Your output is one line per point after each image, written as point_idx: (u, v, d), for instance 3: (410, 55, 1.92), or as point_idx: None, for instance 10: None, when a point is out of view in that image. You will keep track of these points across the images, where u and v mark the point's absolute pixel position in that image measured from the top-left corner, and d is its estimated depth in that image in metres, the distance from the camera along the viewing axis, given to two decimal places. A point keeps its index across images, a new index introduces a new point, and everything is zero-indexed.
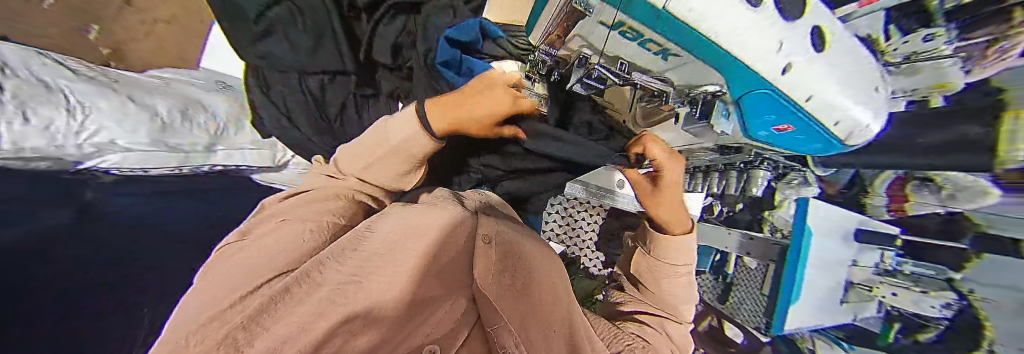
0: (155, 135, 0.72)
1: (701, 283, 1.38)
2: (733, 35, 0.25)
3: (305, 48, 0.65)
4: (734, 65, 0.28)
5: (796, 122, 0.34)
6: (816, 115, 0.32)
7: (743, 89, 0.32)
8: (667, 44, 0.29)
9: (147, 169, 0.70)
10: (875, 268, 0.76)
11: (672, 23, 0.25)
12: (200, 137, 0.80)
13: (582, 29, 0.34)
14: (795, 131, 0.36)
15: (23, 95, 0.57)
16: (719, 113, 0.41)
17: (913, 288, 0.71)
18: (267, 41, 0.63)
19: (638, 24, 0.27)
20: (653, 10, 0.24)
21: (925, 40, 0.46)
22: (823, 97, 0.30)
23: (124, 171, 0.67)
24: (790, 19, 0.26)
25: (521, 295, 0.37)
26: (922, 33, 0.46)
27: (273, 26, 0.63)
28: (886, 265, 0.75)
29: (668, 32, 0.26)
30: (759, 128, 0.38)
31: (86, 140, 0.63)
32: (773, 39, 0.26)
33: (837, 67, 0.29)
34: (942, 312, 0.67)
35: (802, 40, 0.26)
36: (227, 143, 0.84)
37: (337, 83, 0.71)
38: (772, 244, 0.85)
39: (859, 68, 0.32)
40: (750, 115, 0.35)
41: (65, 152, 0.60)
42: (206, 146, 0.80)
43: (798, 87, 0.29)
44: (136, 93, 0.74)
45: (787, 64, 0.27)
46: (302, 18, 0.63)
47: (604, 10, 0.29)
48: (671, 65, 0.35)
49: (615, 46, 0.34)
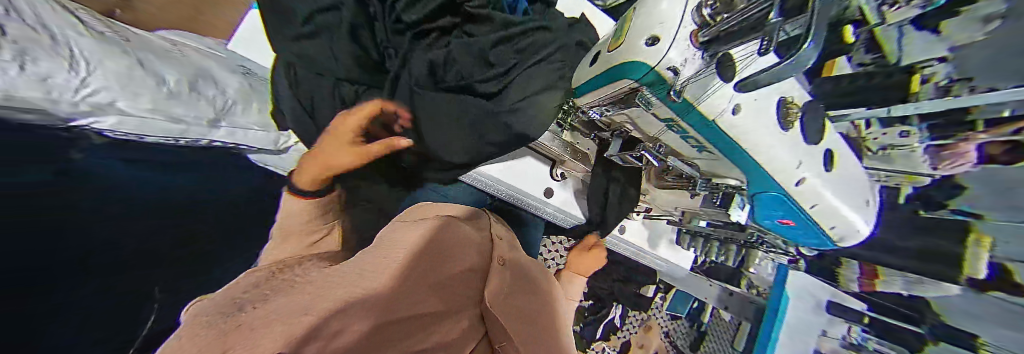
0: (158, 102, 0.55)
1: (676, 327, 1.31)
2: (766, 151, 0.28)
3: (349, 58, 0.52)
4: (751, 169, 0.31)
5: (801, 221, 0.36)
6: (821, 220, 0.35)
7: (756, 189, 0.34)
8: (704, 142, 0.32)
9: (143, 136, 0.55)
10: None
11: (708, 128, 0.28)
12: (208, 110, 0.65)
13: (632, 111, 0.35)
14: (798, 227, 0.38)
15: (27, 43, 0.38)
16: (738, 203, 0.39)
17: None
18: (309, 42, 0.52)
19: (685, 123, 0.30)
20: (704, 121, 0.28)
21: (902, 135, 0.44)
22: (826, 205, 0.33)
23: (121, 135, 0.52)
24: (813, 141, 0.30)
25: (510, 316, 0.39)
26: (898, 128, 0.44)
27: (318, 32, 0.52)
28: None
29: (708, 133, 0.29)
30: (765, 217, 0.39)
31: (82, 98, 0.44)
32: (798, 158, 0.29)
33: (836, 185, 0.32)
34: None
35: (815, 162, 0.30)
36: (229, 119, 0.69)
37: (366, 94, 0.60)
38: (750, 302, 0.86)
39: (859, 190, 0.36)
40: (761, 209, 0.38)
41: (58, 108, 0.42)
42: (211, 121, 0.65)
43: (807, 193, 0.31)
44: (148, 59, 0.57)
45: (800, 177, 0.30)
46: (350, 24, 0.52)
47: (659, 108, 0.30)
48: (703, 156, 0.36)
49: (659, 133, 0.36)
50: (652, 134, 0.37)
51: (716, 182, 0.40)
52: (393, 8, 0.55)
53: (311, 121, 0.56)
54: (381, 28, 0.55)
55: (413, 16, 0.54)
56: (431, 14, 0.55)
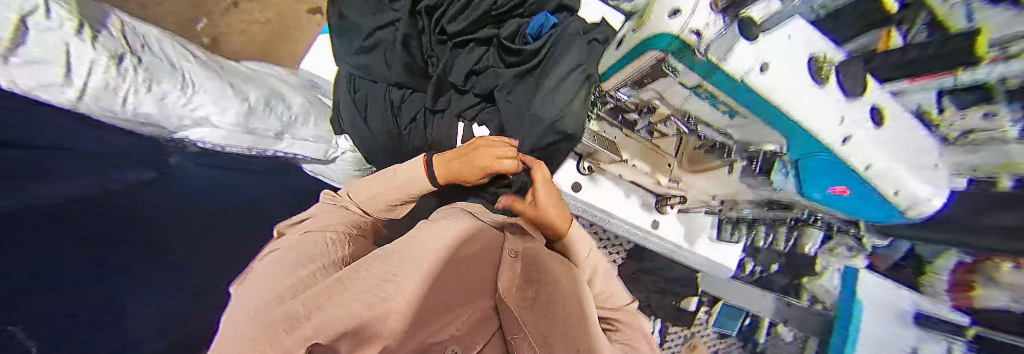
0: (242, 116, 0.64)
1: None
2: (807, 110, 0.23)
3: (401, 66, 0.60)
4: (794, 133, 0.26)
5: (856, 189, 0.28)
6: (879, 185, 0.27)
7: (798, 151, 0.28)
8: (737, 110, 0.27)
9: (225, 146, 0.66)
10: None
11: (740, 91, 0.23)
12: (275, 124, 0.72)
13: (658, 84, 0.31)
14: (852, 197, 0.30)
15: (155, 72, 0.54)
16: (779, 171, 0.34)
17: None
18: (370, 54, 0.61)
19: (716, 90, 0.25)
20: (729, 80, 0.23)
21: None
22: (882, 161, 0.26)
23: (208, 146, 0.64)
24: (855, 96, 0.24)
25: (531, 305, 0.35)
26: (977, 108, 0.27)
27: (378, 44, 0.61)
28: None
29: (745, 101, 0.25)
30: (811, 191, 0.31)
31: (186, 113, 0.57)
32: (837, 114, 0.24)
33: (892, 145, 0.26)
34: None
35: (861, 112, 0.24)
36: (293, 132, 0.76)
37: (414, 97, 0.65)
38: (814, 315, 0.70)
39: (916, 147, 0.27)
40: (804, 179, 0.31)
41: (168, 122, 0.55)
42: (277, 134, 0.73)
43: (859, 153, 0.25)
44: (237, 81, 0.68)
45: (847, 134, 0.25)
46: (402, 37, 0.59)
47: (685, 75, 0.26)
48: (734, 123, 0.31)
49: (686, 105, 0.32)
50: (677, 108, 0.34)
51: (751, 148, 0.35)
52: (439, 22, 0.60)
53: (363, 120, 0.63)
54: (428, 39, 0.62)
55: (455, 28, 0.59)
56: (469, 27, 0.59)
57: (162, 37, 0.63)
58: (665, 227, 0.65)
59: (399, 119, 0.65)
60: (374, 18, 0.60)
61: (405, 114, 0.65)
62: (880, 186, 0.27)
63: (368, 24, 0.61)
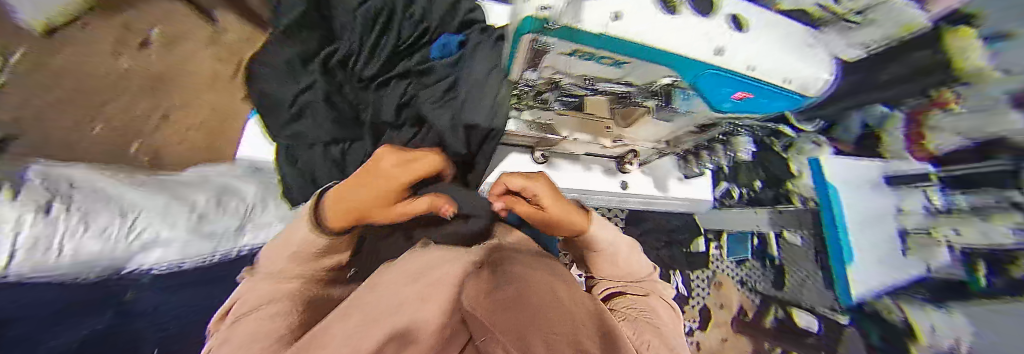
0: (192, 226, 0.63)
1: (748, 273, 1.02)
2: (670, 38, 0.25)
3: (331, 122, 0.59)
4: (677, 62, 0.28)
5: (755, 88, 0.31)
6: (770, 77, 0.29)
7: (692, 77, 0.30)
8: (619, 58, 0.28)
9: (184, 262, 0.61)
10: (926, 207, 0.59)
11: (609, 42, 0.25)
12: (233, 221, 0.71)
13: (549, 61, 0.33)
14: (756, 96, 0.32)
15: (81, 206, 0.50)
16: (682, 97, 0.36)
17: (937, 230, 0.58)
18: (297, 122, 0.59)
19: (590, 49, 0.27)
20: (596, 37, 0.25)
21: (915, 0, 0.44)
22: (757, 57, 0.28)
23: (166, 269, 0.59)
24: (707, 12, 0.27)
25: (508, 307, 0.22)
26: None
27: (302, 110, 0.58)
28: (936, 202, 0.58)
29: (618, 48, 0.26)
30: (718, 102, 0.34)
31: (132, 241, 0.55)
32: (702, 32, 0.26)
33: (760, 43, 0.28)
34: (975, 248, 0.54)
35: (718, 25, 0.27)
36: (252, 222, 0.75)
37: (356, 147, 0.63)
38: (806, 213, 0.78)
39: (784, 35, 0.30)
40: (712, 96, 0.33)
41: (115, 255, 0.52)
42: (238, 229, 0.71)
43: (734, 59, 0.27)
44: (178, 192, 0.66)
45: (716, 46, 0.27)
46: (326, 96, 0.58)
47: (558, 45, 0.28)
48: (625, 73, 0.33)
49: (576, 69, 0.33)
50: (572, 75, 0.35)
51: (648, 86, 0.35)
52: (355, 69, 0.62)
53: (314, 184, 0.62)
54: (351, 89, 0.63)
55: (370, 71, 0.60)
56: (383, 69, 0.61)
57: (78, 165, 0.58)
58: (635, 184, 0.64)
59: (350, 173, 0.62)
60: (290, 83, 0.58)
61: (352, 167, 0.61)
62: (772, 81, 0.30)
63: (285, 92, 0.58)
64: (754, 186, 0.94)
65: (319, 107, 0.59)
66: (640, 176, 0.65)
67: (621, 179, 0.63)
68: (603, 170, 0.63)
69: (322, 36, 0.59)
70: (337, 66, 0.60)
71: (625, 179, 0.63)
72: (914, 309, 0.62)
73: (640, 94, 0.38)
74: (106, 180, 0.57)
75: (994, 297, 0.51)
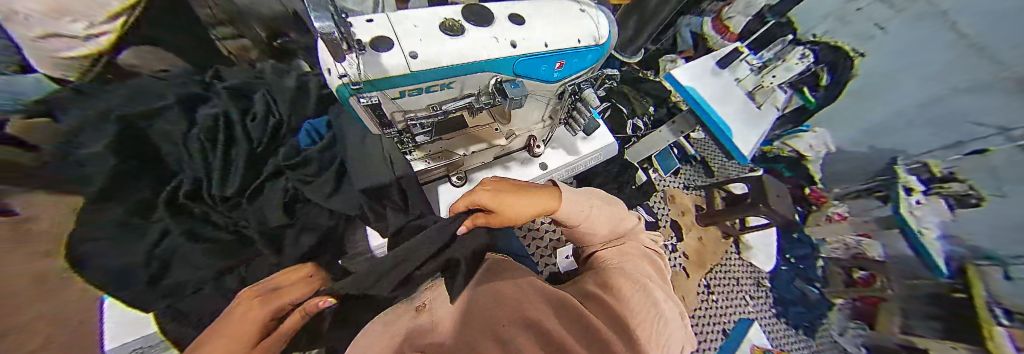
0: None
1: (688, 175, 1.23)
2: (466, 51, 0.30)
3: (210, 259, 0.47)
4: (490, 65, 0.32)
5: (562, 55, 0.37)
6: (565, 45, 0.37)
7: (511, 69, 0.34)
8: (443, 82, 0.31)
9: None
10: (752, 68, 0.93)
11: (420, 74, 0.28)
12: None
13: (392, 109, 0.34)
14: (567, 60, 0.39)
15: None
16: (511, 86, 0.35)
17: (762, 70, 0.92)
18: (167, 279, 0.45)
19: (412, 86, 0.30)
20: (408, 74, 0.28)
21: None
22: (544, 36, 0.35)
23: None
24: (485, 22, 0.32)
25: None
26: None
27: (167, 264, 0.45)
28: (754, 63, 0.94)
29: (434, 75, 0.29)
30: (550, 76, 0.40)
31: None
32: (490, 36, 0.31)
33: (540, 26, 0.35)
34: (806, 60, 0.88)
35: (500, 27, 0.32)
36: None
37: (257, 267, 0.50)
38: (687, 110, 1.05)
39: (555, 13, 0.38)
40: (540, 75, 0.38)
41: None
42: None
43: (528, 44, 0.33)
44: None
45: (510, 41, 0.32)
46: (191, 235, 0.48)
47: (384, 94, 0.30)
48: (460, 90, 0.35)
49: (421, 105, 0.35)
50: (421, 112, 0.36)
51: (488, 89, 0.36)
52: (210, 193, 0.52)
53: None
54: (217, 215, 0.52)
55: (233, 187, 0.53)
56: (247, 179, 0.55)
57: None
58: (551, 161, 0.67)
59: None
60: (135, 242, 0.45)
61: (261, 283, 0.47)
62: (567, 46, 0.37)
63: (126, 255, 0.44)
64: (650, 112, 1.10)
65: (188, 251, 0.47)
66: (551, 152, 0.68)
67: (538, 163, 0.65)
68: (518, 163, 0.64)
69: (155, 181, 0.51)
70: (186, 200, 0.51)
71: (541, 161, 0.66)
72: (796, 139, 1.09)
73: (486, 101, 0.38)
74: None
75: (840, 91, 0.90)
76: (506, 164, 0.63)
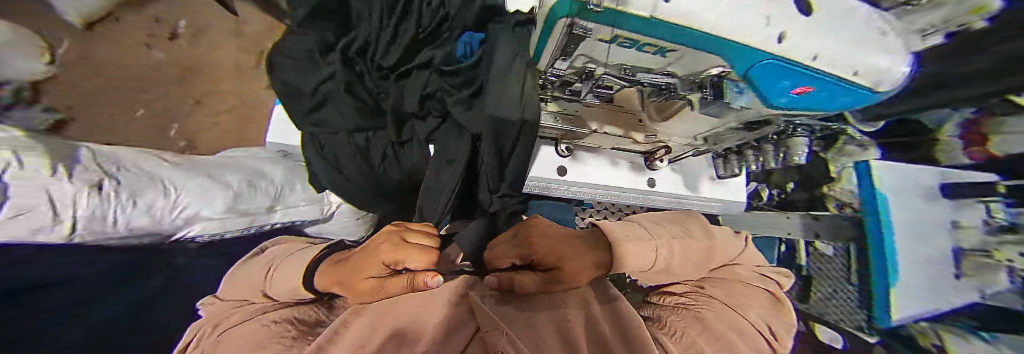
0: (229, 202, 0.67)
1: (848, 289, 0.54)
2: (732, 22, 0.22)
3: (353, 112, 0.62)
4: (735, 49, 0.24)
5: (820, 84, 0.27)
6: (842, 72, 0.25)
7: (745, 66, 0.27)
8: (666, 44, 0.26)
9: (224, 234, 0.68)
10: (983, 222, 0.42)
11: (659, 25, 0.23)
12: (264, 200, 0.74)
13: (583, 47, 0.30)
14: (817, 92, 0.28)
15: (132, 182, 0.56)
16: (733, 87, 0.33)
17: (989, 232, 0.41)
18: (324, 110, 0.61)
19: (633, 34, 0.25)
20: (645, 22, 0.22)
21: None
22: (834, 46, 0.24)
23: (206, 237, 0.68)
24: None
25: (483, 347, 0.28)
26: None
27: (326, 99, 0.61)
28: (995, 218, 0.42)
29: (666, 34, 0.24)
30: (775, 97, 0.30)
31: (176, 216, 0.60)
32: (770, 16, 0.22)
33: (834, 30, 0.24)
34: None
35: (789, 7, 0.23)
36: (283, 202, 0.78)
37: (380, 135, 0.66)
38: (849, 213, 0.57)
39: (860, 21, 0.26)
40: (763, 90, 0.30)
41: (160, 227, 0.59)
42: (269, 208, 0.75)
43: (801, 45, 0.23)
44: (215, 172, 0.71)
45: (781, 32, 0.23)
46: (347, 87, 0.61)
47: (600, 29, 0.26)
48: (669, 61, 0.30)
49: (611, 58, 0.31)
50: (606, 64, 0.33)
51: (704, 74, 0.31)
52: (373, 60, 0.62)
53: (340, 174, 0.61)
54: (371, 80, 0.64)
55: (389, 61, 0.60)
56: (401, 59, 0.60)
57: (144, 152, 0.68)
58: (662, 182, 0.62)
59: (374, 161, 0.64)
60: (314, 75, 0.60)
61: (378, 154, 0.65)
62: (841, 75, 0.25)
63: (305, 83, 0.60)
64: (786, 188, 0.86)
65: (340, 96, 0.61)
66: (667, 172, 0.62)
67: (648, 176, 0.61)
68: (629, 167, 0.60)
69: (337, 26, 0.62)
70: (355, 56, 0.62)
71: (652, 176, 0.61)
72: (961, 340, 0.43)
73: (686, 87, 0.36)
74: (144, 158, 0.65)
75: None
76: (616, 160, 0.60)
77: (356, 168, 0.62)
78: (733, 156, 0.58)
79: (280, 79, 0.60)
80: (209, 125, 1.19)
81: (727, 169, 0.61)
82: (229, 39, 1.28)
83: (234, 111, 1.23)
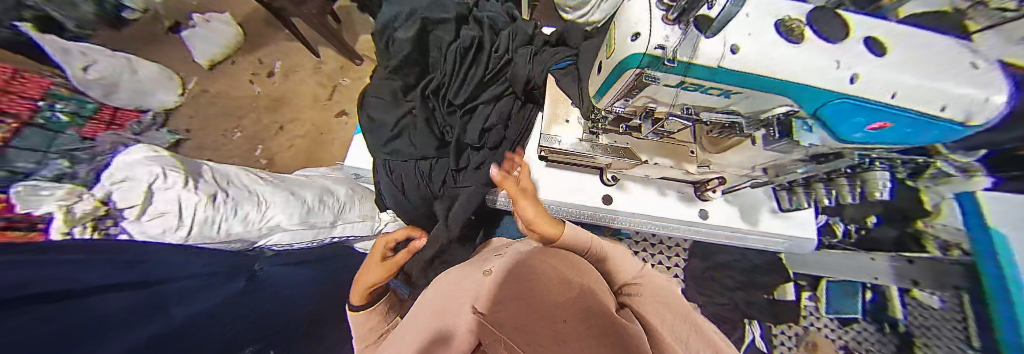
0: (303, 218, 0.77)
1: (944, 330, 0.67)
2: (790, 69, 0.25)
3: (423, 140, 0.70)
4: (793, 89, 0.27)
5: (902, 121, 0.26)
6: (930, 107, 0.25)
7: (813, 105, 0.28)
8: (726, 88, 0.29)
9: (295, 244, 0.77)
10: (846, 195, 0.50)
11: (723, 73, 0.27)
12: (329, 216, 0.83)
13: (644, 91, 0.35)
14: (901, 128, 0.27)
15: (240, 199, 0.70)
16: (799, 125, 0.33)
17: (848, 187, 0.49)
18: (396, 139, 0.70)
19: (696, 79, 0.29)
20: (709, 69, 0.27)
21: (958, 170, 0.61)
22: (915, 83, 0.24)
23: (280, 246, 0.76)
24: (836, 39, 0.26)
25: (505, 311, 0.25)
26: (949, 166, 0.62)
27: (402, 130, 0.71)
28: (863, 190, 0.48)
29: (725, 79, 0.28)
30: (849, 134, 0.30)
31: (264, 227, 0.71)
32: (832, 61, 0.25)
33: (912, 68, 0.25)
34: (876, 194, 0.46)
35: (852, 51, 0.25)
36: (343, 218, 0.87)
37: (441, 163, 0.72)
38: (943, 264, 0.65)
39: (941, 56, 0.25)
40: (839, 128, 0.29)
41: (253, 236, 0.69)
42: (332, 223, 0.84)
43: (878, 86, 0.25)
44: (297, 190, 0.83)
45: (852, 74, 0.25)
46: (423, 119, 0.71)
47: (665, 76, 0.30)
48: (732, 101, 0.33)
49: (675, 99, 0.35)
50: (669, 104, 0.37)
51: (768, 116, 0.33)
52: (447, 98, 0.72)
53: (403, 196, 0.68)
54: (441, 114, 0.73)
55: (461, 98, 0.70)
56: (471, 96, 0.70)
57: (251, 172, 0.84)
58: (715, 213, 0.59)
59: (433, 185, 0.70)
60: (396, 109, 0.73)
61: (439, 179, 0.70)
62: (928, 109, 0.25)
63: (388, 116, 0.72)
64: (864, 223, 0.80)
65: (415, 126, 0.71)
66: (720, 203, 0.59)
67: (699, 207, 0.59)
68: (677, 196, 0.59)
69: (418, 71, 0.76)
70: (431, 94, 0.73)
71: (704, 207, 0.59)
72: None
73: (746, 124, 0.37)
74: (247, 178, 0.80)
75: None
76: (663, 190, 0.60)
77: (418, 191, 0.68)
78: (801, 190, 0.55)
79: (367, 114, 0.73)
80: (287, 148, 1.41)
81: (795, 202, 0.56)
82: (312, 77, 1.55)
83: (308, 137, 1.44)
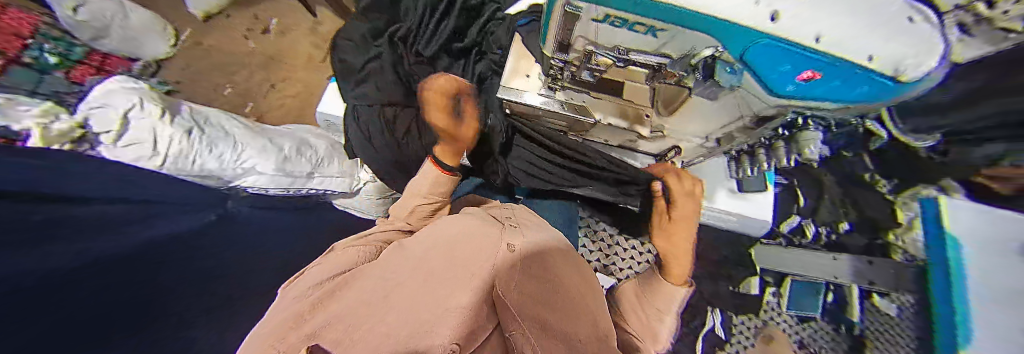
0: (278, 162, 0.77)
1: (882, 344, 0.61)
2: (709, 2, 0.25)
3: (390, 83, 0.72)
4: (718, 26, 0.26)
5: (825, 67, 0.28)
6: (848, 54, 0.26)
7: (740, 46, 0.28)
8: (655, 23, 0.29)
9: (269, 190, 0.76)
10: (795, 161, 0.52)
11: (649, 5, 0.26)
12: (306, 167, 0.83)
13: (581, 29, 0.35)
14: (828, 78, 0.29)
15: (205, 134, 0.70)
16: (725, 69, 0.33)
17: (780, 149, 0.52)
18: (365, 81, 0.71)
19: (622, 12, 0.29)
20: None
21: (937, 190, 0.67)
22: (835, 26, 0.25)
23: (258, 190, 0.75)
24: None
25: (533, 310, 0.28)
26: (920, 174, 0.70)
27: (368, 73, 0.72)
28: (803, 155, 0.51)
29: (654, 12, 0.27)
30: (782, 83, 0.32)
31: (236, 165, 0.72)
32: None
33: (833, 10, 0.25)
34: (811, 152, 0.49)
35: None
36: (322, 171, 0.86)
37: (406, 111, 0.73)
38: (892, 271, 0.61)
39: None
40: (764, 72, 0.31)
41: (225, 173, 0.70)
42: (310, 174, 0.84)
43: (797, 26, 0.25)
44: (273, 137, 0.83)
45: (773, 11, 0.25)
46: (391, 63, 0.73)
47: (591, 9, 0.30)
48: (663, 42, 0.33)
49: (611, 40, 0.35)
50: (608, 47, 0.36)
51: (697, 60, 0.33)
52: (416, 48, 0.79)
53: (369, 141, 0.68)
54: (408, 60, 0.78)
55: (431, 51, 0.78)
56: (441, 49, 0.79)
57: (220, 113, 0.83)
58: None
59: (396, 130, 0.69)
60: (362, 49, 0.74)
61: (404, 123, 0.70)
62: (847, 56, 0.26)
63: (357, 59, 0.73)
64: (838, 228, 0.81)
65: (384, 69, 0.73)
66: None
67: None
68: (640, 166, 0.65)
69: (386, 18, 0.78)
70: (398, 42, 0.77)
71: None
72: None
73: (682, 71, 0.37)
74: (226, 121, 0.79)
75: None
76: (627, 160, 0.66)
77: (384, 137, 0.68)
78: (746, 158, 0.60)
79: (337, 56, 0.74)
80: (279, 105, 1.40)
81: (741, 172, 0.62)
82: (304, 37, 1.52)
83: (300, 96, 1.43)
